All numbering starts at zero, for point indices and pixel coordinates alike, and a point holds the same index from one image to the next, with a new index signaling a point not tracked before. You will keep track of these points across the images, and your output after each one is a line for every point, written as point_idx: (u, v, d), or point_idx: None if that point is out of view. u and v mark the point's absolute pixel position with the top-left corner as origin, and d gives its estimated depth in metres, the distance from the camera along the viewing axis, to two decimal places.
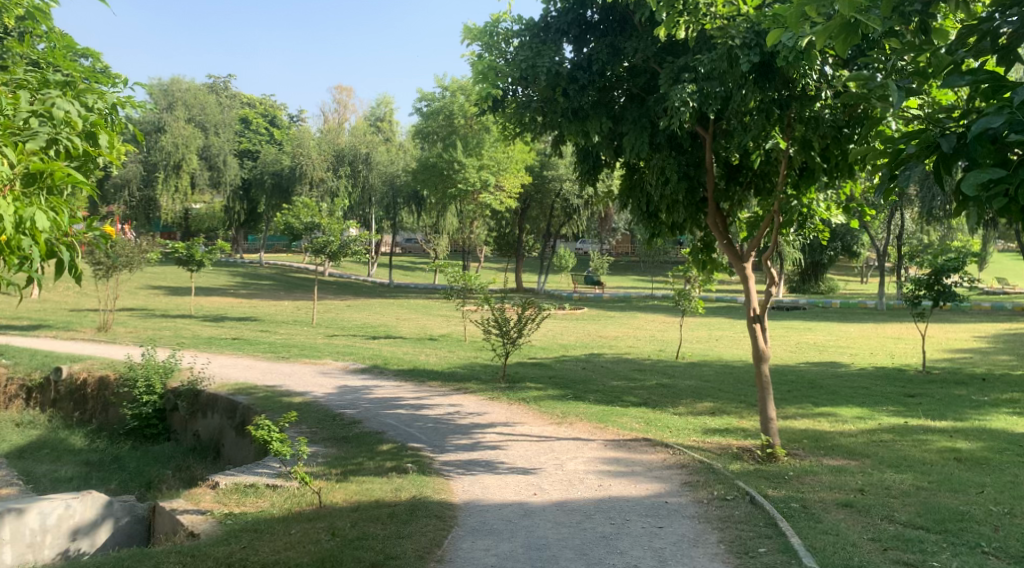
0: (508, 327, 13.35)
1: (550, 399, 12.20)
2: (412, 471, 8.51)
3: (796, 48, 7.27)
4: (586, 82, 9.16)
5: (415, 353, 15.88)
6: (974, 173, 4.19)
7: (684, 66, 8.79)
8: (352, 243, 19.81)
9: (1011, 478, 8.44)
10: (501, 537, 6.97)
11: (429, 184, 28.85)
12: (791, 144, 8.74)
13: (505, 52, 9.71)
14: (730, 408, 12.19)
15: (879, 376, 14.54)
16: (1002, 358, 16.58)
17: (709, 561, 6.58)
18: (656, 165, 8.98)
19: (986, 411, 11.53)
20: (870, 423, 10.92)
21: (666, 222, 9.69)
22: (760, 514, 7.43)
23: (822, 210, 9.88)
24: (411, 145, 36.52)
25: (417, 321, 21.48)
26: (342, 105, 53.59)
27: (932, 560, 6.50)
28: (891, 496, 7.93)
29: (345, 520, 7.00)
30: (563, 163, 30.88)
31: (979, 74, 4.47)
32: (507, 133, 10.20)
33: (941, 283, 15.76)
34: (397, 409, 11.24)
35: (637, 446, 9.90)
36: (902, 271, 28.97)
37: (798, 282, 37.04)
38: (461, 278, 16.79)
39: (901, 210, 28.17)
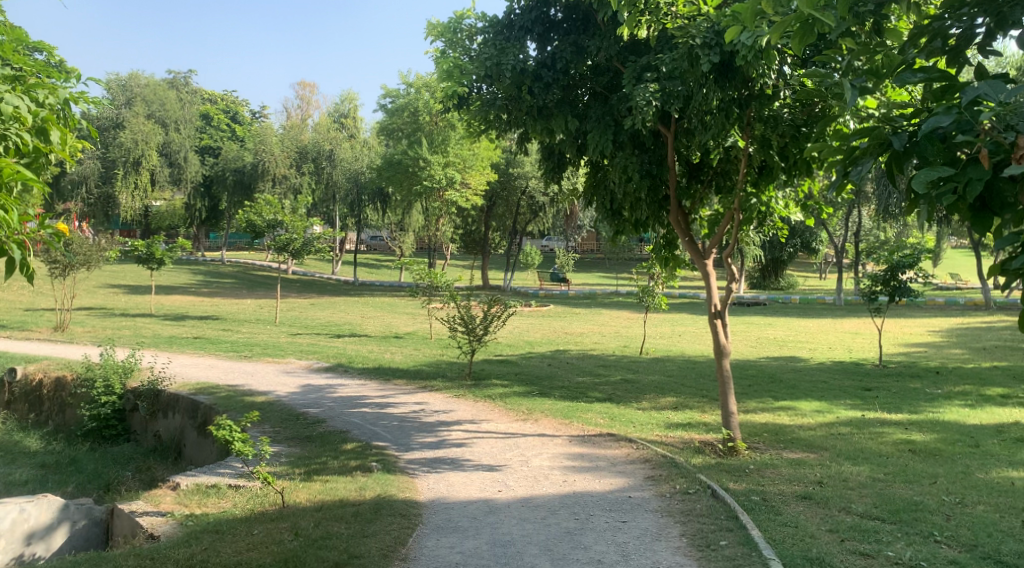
0: (474, 324, 13.37)
1: (515, 396, 12.25)
2: (376, 470, 8.51)
3: (755, 47, 7.35)
4: (550, 80, 9.20)
5: (380, 351, 15.85)
6: (924, 170, 4.23)
7: (646, 66, 8.86)
8: (315, 240, 19.82)
9: (963, 469, 8.64)
10: (465, 535, 7.00)
11: (394, 181, 28.76)
12: (751, 143, 8.88)
13: (469, 48, 9.72)
14: (693, 403, 12.33)
15: (838, 370, 14.77)
16: (956, 352, 16.92)
17: (671, 554, 6.66)
18: (618, 164, 9.03)
19: (941, 404, 11.77)
20: (829, 416, 11.10)
21: (630, 219, 9.79)
22: (721, 508, 7.54)
23: (781, 208, 10.06)
24: (376, 141, 36.46)
25: (381, 319, 21.42)
26: (306, 101, 53.30)
27: (887, 550, 6.63)
28: (849, 487, 8.06)
29: (308, 520, 6.99)
30: (527, 160, 30.97)
31: (931, 72, 4.54)
32: (474, 130, 10.23)
33: (896, 279, 16.05)
34: (361, 408, 11.22)
35: (601, 441, 9.99)
36: (859, 266, 29.44)
37: (758, 278, 37.50)
38: (426, 275, 16.78)
39: (859, 207, 28.64)
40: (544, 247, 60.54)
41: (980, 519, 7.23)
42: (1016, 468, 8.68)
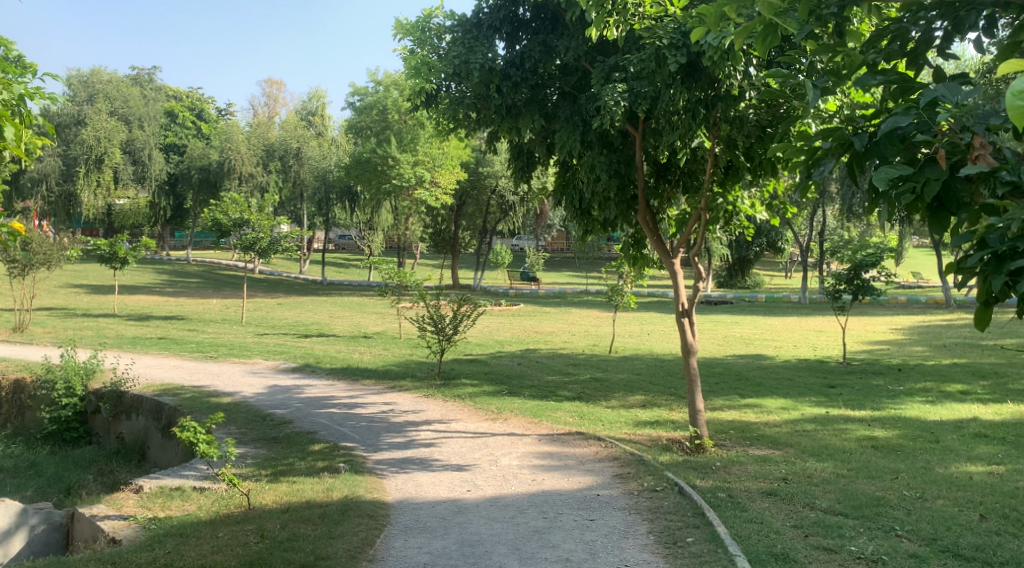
0: (443, 323, 13.34)
1: (484, 396, 12.26)
2: (344, 471, 8.48)
3: (720, 48, 7.41)
4: (519, 80, 9.21)
5: (348, 351, 15.79)
6: (884, 169, 4.19)
7: (614, 66, 8.89)
8: (282, 239, 19.73)
9: (924, 464, 8.77)
10: (433, 535, 7.00)
11: (362, 180, 28.63)
12: (717, 143, 8.95)
13: (438, 47, 9.68)
14: (661, 401, 12.42)
15: (802, 367, 14.94)
16: (918, 349, 17.19)
17: (637, 551, 6.70)
18: (587, 163, 9.05)
19: (902, 400, 11.95)
20: (793, 413, 11.21)
21: (599, 219, 9.76)
22: (688, 504, 7.60)
23: (747, 207, 10.16)
24: (344, 140, 36.35)
25: (349, 319, 21.33)
26: (273, 99, 53.01)
27: (849, 544, 6.72)
28: (813, 483, 8.16)
29: (274, 522, 6.96)
30: (497, 159, 30.97)
31: (890, 75, 4.58)
32: (443, 129, 10.20)
33: (859, 277, 16.26)
34: (329, 408, 11.19)
35: (570, 440, 10.02)
36: (824, 265, 29.76)
37: (724, 277, 37.81)
38: (395, 275, 16.75)
39: (823, 207, 28.97)
40: (514, 246, 60.58)
41: (940, 514, 7.34)
42: (975, 463, 8.83)
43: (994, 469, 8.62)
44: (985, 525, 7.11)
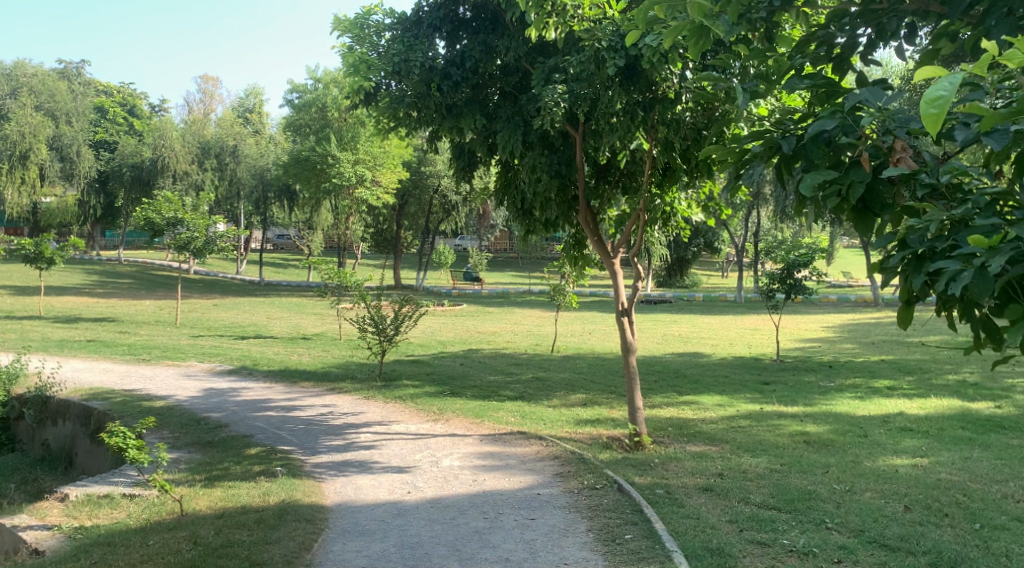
0: (385, 324, 13.26)
1: (426, 396, 12.22)
2: (281, 474, 8.39)
3: (657, 50, 7.50)
4: (460, 79, 9.19)
5: (286, 353, 15.61)
6: (810, 173, 4.06)
7: (554, 66, 8.94)
8: (218, 239, 19.41)
9: (853, 458, 8.97)
10: (373, 538, 6.97)
11: (301, 178, 28.26)
12: (654, 145, 9.06)
13: (377, 44, 9.47)
14: (602, 399, 12.52)
15: (738, 364, 15.19)
16: (848, 346, 17.62)
17: (577, 549, 6.75)
18: (528, 164, 9.09)
19: (833, 396, 12.22)
20: (729, 410, 11.40)
21: (540, 218, 9.87)
22: (627, 502, 7.68)
23: (683, 208, 10.35)
24: (282, 137, 35.88)
25: (288, 320, 21.05)
26: (208, 95, 52.17)
27: (783, 538, 6.85)
28: (748, 478, 8.30)
29: (208, 528, 6.87)
30: (439, 159, 30.84)
31: (816, 79, 4.53)
32: (383, 128, 10.09)
33: (792, 277, 16.58)
34: (266, 411, 11.05)
35: (512, 439, 10.04)
36: (759, 265, 30.30)
37: (665, 277, 38.26)
38: (335, 275, 16.58)
39: (758, 208, 29.50)
40: (457, 246, 60.50)
41: (868, 506, 7.52)
42: (901, 456, 9.06)
43: (919, 461, 8.86)
44: (911, 516, 7.29)
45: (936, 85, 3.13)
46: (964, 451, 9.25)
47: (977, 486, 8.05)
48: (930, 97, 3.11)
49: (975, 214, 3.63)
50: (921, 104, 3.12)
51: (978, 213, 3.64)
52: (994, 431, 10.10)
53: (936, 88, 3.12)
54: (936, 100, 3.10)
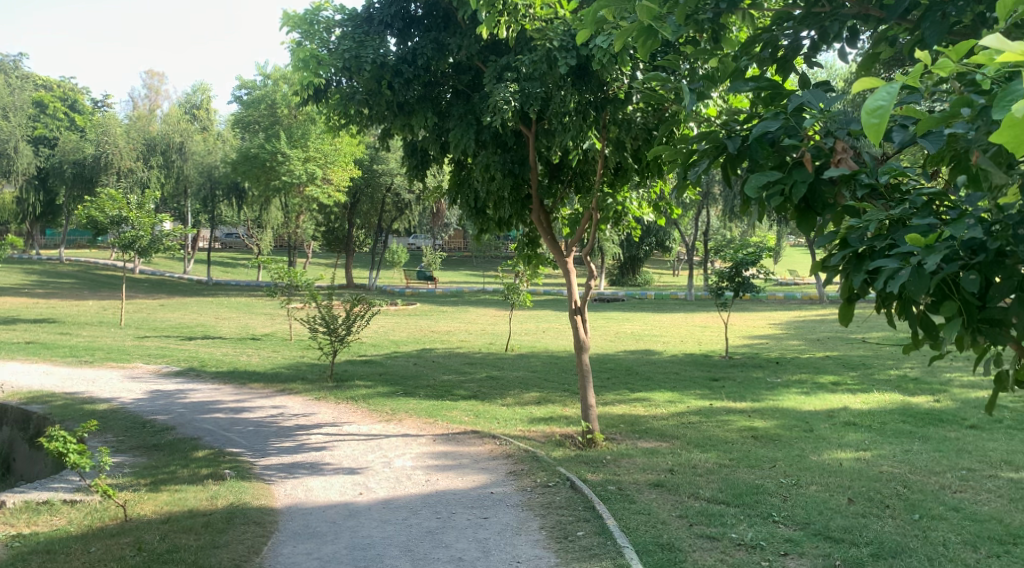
0: (336, 324, 13.12)
1: (378, 397, 12.15)
2: (229, 477, 8.28)
3: (608, 51, 7.53)
4: (411, 76, 9.08)
5: (235, 353, 15.42)
6: (754, 173, 4.03)
7: (506, 66, 8.92)
8: (163, 237, 19.11)
9: (799, 452, 9.11)
10: (324, 540, 6.91)
11: (250, 176, 27.91)
12: (606, 144, 9.08)
13: (327, 41, 9.35)
14: (555, 397, 12.56)
15: (688, 361, 15.34)
16: (795, 343, 17.91)
17: (529, 547, 6.76)
18: (481, 163, 9.08)
19: (781, 391, 12.40)
20: (680, 406, 11.52)
21: (494, 218, 9.85)
22: (580, 498, 7.70)
23: (635, 208, 10.43)
24: (230, 134, 35.45)
25: (237, 320, 20.81)
26: (153, 90, 51.35)
27: (731, 532, 6.92)
28: (698, 474, 8.38)
29: (153, 533, 6.76)
30: (391, 157, 30.70)
31: (760, 81, 4.49)
32: (334, 125, 9.99)
33: (741, 275, 16.79)
34: (214, 413, 10.90)
35: (465, 439, 10.03)
36: (709, 263, 30.65)
37: (617, 275, 38.55)
38: (285, 274, 16.40)
39: (707, 207, 29.84)
40: (411, 245, 60.35)
41: (814, 499, 7.63)
42: (846, 449, 9.22)
43: (862, 454, 9.02)
44: (854, 508, 7.42)
45: (874, 95, 3.04)
46: (905, 443, 9.44)
47: (916, 478, 8.22)
48: (870, 107, 3.01)
49: (912, 214, 3.68)
50: (861, 115, 3.02)
51: (915, 214, 3.69)
52: (935, 424, 10.33)
53: (875, 99, 3.02)
54: (877, 110, 3.00)
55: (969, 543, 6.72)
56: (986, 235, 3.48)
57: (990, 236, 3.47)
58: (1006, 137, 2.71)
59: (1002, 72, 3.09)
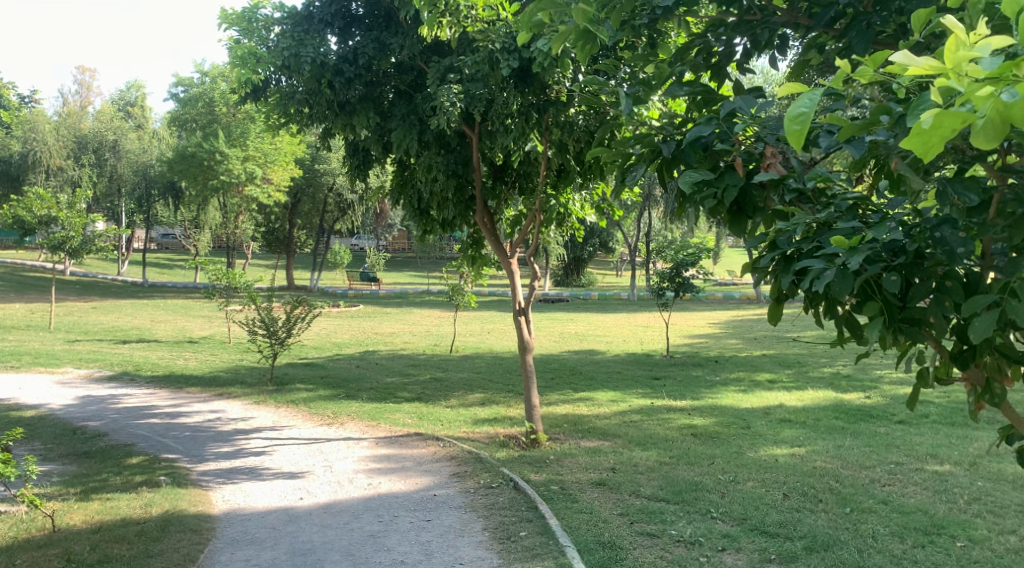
0: (276, 326, 12.91)
1: (319, 400, 12.03)
2: (165, 484, 8.12)
3: (548, 54, 7.55)
4: (352, 76, 8.95)
5: (172, 357, 15.13)
6: (688, 173, 4.00)
7: (448, 67, 8.86)
8: (95, 238, 18.65)
9: (738, 449, 9.23)
10: (263, 546, 6.81)
11: (187, 175, 27.42)
12: (549, 146, 9.11)
13: (266, 38, 9.19)
14: (499, 398, 12.55)
15: (631, 361, 15.44)
16: (733, 342, 18.16)
17: (472, 548, 6.74)
18: (424, 164, 9.04)
19: (720, 390, 12.57)
20: (622, 405, 11.61)
21: (438, 218, 9.83)
22: (522, 499, 7.71)
23: (578, 209, 10.49)
24: (167, 132, 34.78)
25: (174, 323, 20.43)
26: (84, 86, 50.11)
27: (671, 528, 6.99)
28: (639, 472, 8.45)
29: (84, 543, 6.61)
30: (333, 157, 30.39)
31: (694, 86, 4.50)
32: (273, 123, 9.86)
33: (681, 275, 16.97)
34: (150, 419, 10.68)
35: (409, 441, 9.97)
36: (651, 263, 30.97)
37: (561, 276, 38.74)
38: (223, 276, 16.12)
39: (649, 209, 30.10)
40: (354, 246, 59.88)
41: (750, 494, 7.73)
42: (781, 445, 9.37)
43: (797, 450, 9.17)
44: (790, 503, 7.54)
45: (797, 102, 3.07)
46: (838, 439, 9.61)
47: (848, 472, 8.38)
48: (792, 114, 3.04)
49: (837, 218, 3.73)
50: (784, 122, 3.05)
51: (840, 217, 3.74)
52: (866, 420, 10.54)
53: (797, 105, 3.05)
54: (798, 117, 3.03)
55: (897, 534, 6.87)
56: (906, 237, 3.55)
57: (909, 239, 3.54)
58: (914, 143, 2.73)
59: (913, 83, 3.14)
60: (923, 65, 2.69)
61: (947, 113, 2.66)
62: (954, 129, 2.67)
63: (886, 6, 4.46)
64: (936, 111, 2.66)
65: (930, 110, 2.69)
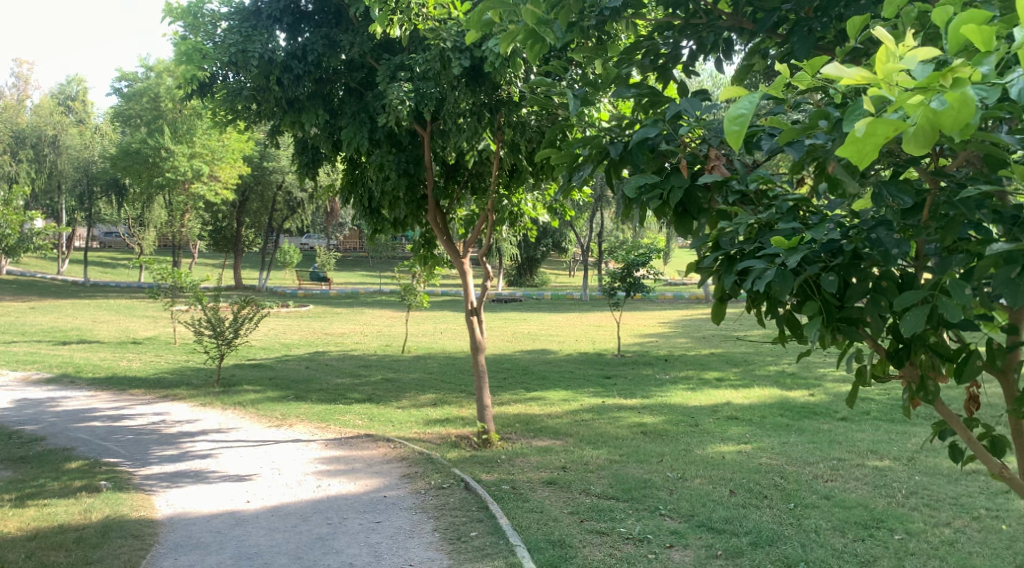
0: (223, 327, 12.69)
1: (267, 402, 11.88)
2: (105, 489, 7.94)
3: (499, 53, 7.56)
4: (301, 72, 8.82)
5: (114, 359, 14.83)
6: (634, 175, 3.97)
7: (399, 65, 8.77)
8: (33, 236, 18.20)
9: (686, 446, 9.29)
10: (208, 551, 6.69)
11: (131, 172, 26.90)
12: (502, 145, 9.10)
13: (212, 34, 9.02)
14: (450, 398, 12.49)
15: (583, 360, 15.48)
16: (683, 341, 18.32)
17: (422, 549, 6.69)
18: (375, 162, 8.97)
19: (669, 388, 12.66)
20: (574, 404, 11.62)
21: (389, 218, 9.74)
22: (473, 499, 7.67)
23: (530, 209, 10.50)
24: (110, 128, 34.13)
25: (116, 323, 20.04)
26: (22, 80, 49.07)
27: (620, 526, 7.00)
28: (589, 470, 8.46)
29: (19, 552, 6.43)
30: (282, 155, 30.11)
31: (641, 87, 4.45)
32: (220, 120, 9.68)
33: (632, 275, 17.08)
34: (90, 422, 10.45)
35: (359, 443, 9.88)
36: (603, 263, 31.18)
37: (515, 276, 38.81)
38: (169, 275, 15.85)
39: (601, 209, 30.30)
40: (304, 245, 59.42)
41: (698, 491, 7.78)
42: (728, 442, 9.46)
43: (744, 447, 9.25)
44: (735, 499, 7.60)
45: (737, 103, 3.07)
46: (782, 436, 9.73)
47: (792, 468, 8.47)
48: (732, 115, 3.04)
49: (779, 218, 3.74)
50: (724, 122, 3.05)
51: (782, 218, 3.75)
52: (810, 417, 10.68)
53: (737, 107, 3.05)
54: (738, 118, 3.03)
55: (838, 529, 6.96)
56: (843, 238, 3.56)
57: (847, 239, 3.56)
58: (849, 151, 2.73)
59: (850, 89, 3.14)
60: (856, 76, 2.69)
61: (880, 122, 2.66)
62: (887, 137, 2.67)
63: (826, 12, 4.51)
64: (868, 119, 2.66)
65: (865, 119, 2.69)
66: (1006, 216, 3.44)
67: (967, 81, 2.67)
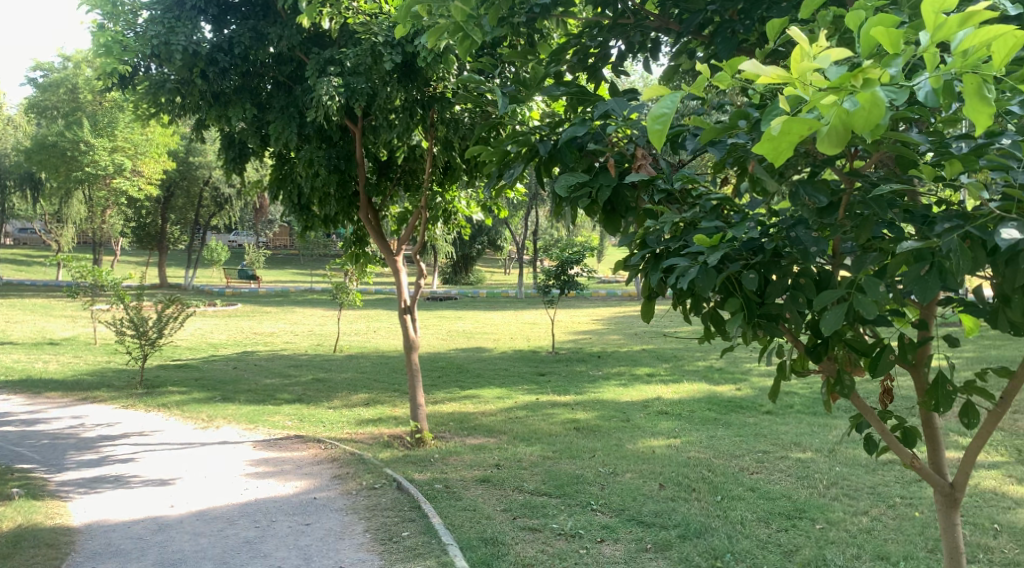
0: (147, 326, 12.34)
1: (193, 403, 11.59)
2: (19, 497, 7.64)
3: (429, 48, 7.48)
4: (227, 66, 8.62)
5: (29, 360, 14.33)
6: (563, 173, 3.89)
7: (329, 59, 8.48)
8: None
9: (618, 442, 9.32)
10: (129, 558, 6.48)
11: (48, 167, 26.07)
12: (434, 143, 8.97)
13: (133, 23, 8.74)
14: (383, 397, 12.36)
15: (516, 358, 15.46)
16: (615, 337, 18.43)
17: (353, 551, 6.57)
18: (304, 157, 8.75)
19: (601, 384, 12.70)
20: (507, 401, 11.57)
21: (319, 215, 9.58)
22: (405, 500, 7.57)
23: (464, 207, 10.43)
24: (26, 121, 33.03)
25: (33, 324, 19.37)
26: None
27: (552, 522, 6.98)
28: (522, 467, 8.43)
29: None
30: (209, 149, 29.51)
31: (570, 86, 4.37)
32: (142, 113, 9.39)
33: (565, 274, 17.12)
34: (3, 427, 10.06)
35: (288, 444, 9.70)
36: (537, 260, 31.24)
37: (450, 273, 38.68)
38: (88, 273, 15.38)
39: (536, 207, 30.36)
40: (233, 242, 58.47)
41: (628, 486, 7.80)
42: (658, 437, 9.52)
43: (673, 441, 9.31)
44: (664, 493, 7.64)
45: (660, 102, 3.03)
46: (710, 430, 9.82)
47: (720, 462, 8.55)
48: (654, 114, 2.99)
49: (701, 217, 3.74)
50: (646, 121, 3.00)
51: (705, 216, 3.75)
52: (737, 411, 10.80)
53: (660, 106, 3.01)
54: (660, 117, 2.99)
55: (763, 520, 7.03)
56: (763, 237, 3.59)
57: (767, 238, 3.58)
58: (765, 149, 2.71)
59: (768, 88, 3.14)
60: (772, 74, 2.68)
61: (794, 120, 2.65)
62: (801, 136, 2.66)
63: (750, 14, 4.53)
64: (783, 117, 2.65)
65: (780, 118, 2.68)
66: (916, 215, 3.48)
67: (877, 82, 2.68)
